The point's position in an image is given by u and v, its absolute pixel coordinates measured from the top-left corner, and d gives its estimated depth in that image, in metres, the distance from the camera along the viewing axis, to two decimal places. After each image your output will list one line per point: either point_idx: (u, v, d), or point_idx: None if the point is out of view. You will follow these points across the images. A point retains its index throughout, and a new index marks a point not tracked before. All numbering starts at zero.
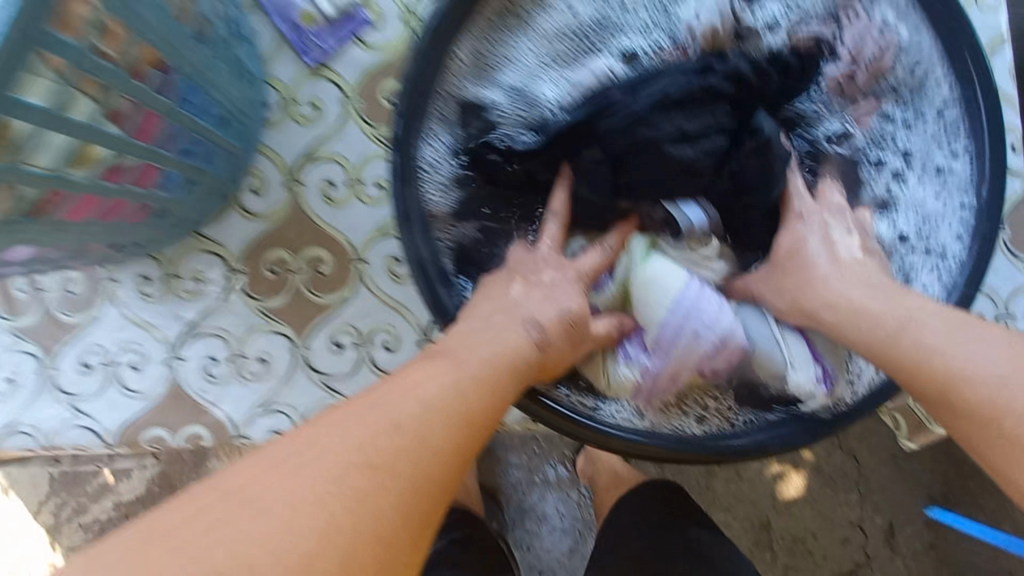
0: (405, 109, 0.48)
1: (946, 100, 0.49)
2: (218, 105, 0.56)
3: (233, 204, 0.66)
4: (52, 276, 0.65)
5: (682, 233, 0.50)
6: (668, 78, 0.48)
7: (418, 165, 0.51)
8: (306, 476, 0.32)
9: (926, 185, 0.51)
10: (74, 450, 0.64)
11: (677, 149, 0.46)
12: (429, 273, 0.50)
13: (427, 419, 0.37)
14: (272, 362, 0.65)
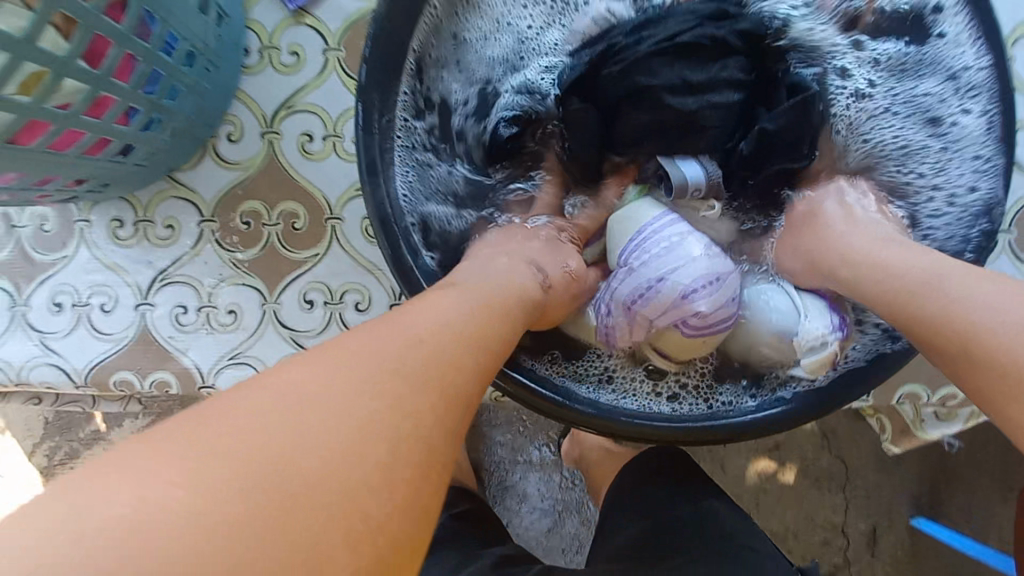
0: (371, 51, 0.45)
1: (964, 58, 0.44)
2: (181, 39, 0.49)
3: (207, 149, 0.62)
4: (25, 212, 0.63)
5: (675, 188, 0.48)
6: (675, 21, 0.47)
7: (388, 112, 0.47)
8: (329, 384, 0.27)
9: (932, 131, 0.47)
10: (44, 388, 0.64)
11: (677, 98, 0.46)
12: (393, 230, 0.46)
13: (442, 359, 0.32)
14: (241, 314, 0.63)
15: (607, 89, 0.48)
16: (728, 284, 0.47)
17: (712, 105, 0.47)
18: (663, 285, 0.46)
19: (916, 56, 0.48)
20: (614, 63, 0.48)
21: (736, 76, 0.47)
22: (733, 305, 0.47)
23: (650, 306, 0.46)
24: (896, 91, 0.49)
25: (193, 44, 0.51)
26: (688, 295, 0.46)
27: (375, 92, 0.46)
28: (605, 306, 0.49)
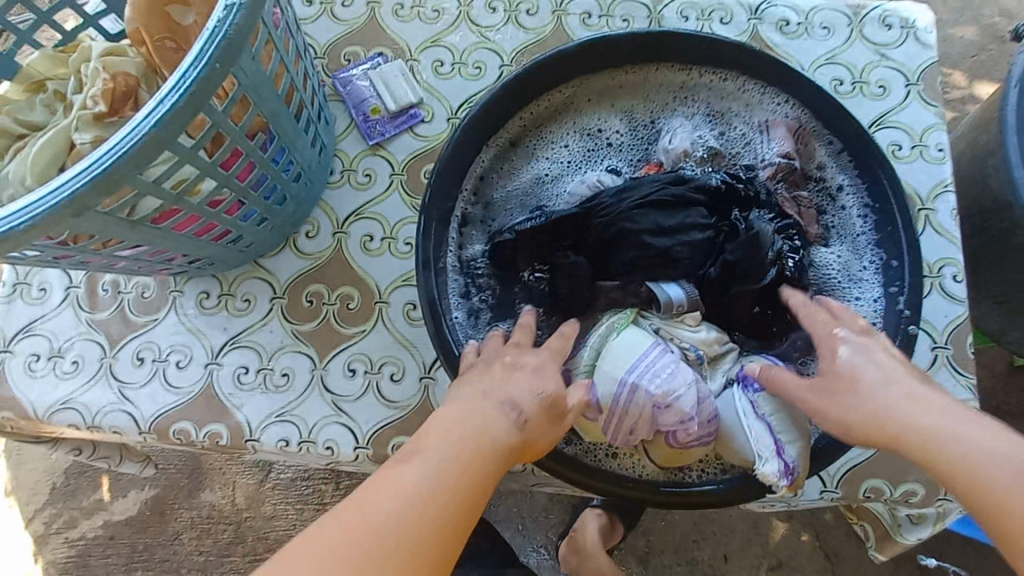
0: (434, 185, 0.63)
1: (862, 221, 0.67)
2: (294, 163, 0.66)
3: (289, 242, 0.78)
4: (133, 282, 0.78)
5: (662, 306, 0.60)
6: (647, 186, 0.64)
7: (439, 227, 0.63)
8: (352, 528, 0.38)
9: (854, 272, 0.67)
10: (111, 432, 0.73)
11: (654, 239, 0.61)
12: (436, 314, 0.60)
13: (421, 534, 0.39)
14: (293, 377, 0.74)
15: (599, 230, 0.63)
16: (710, 404, 0.58)
17: (681, 242, 0.61)
18: (667, 406, 0.56)
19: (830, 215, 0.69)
20: (602, 214, 0.63)
21: (699, 221, 0.62)
22: (711, 423, 0.58)
23: (654, 418, 0.56)
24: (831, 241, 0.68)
25: (301, 167, 0.68)
26: (687, 416, 0.56)
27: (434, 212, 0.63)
28: (614, 417, 0.56)
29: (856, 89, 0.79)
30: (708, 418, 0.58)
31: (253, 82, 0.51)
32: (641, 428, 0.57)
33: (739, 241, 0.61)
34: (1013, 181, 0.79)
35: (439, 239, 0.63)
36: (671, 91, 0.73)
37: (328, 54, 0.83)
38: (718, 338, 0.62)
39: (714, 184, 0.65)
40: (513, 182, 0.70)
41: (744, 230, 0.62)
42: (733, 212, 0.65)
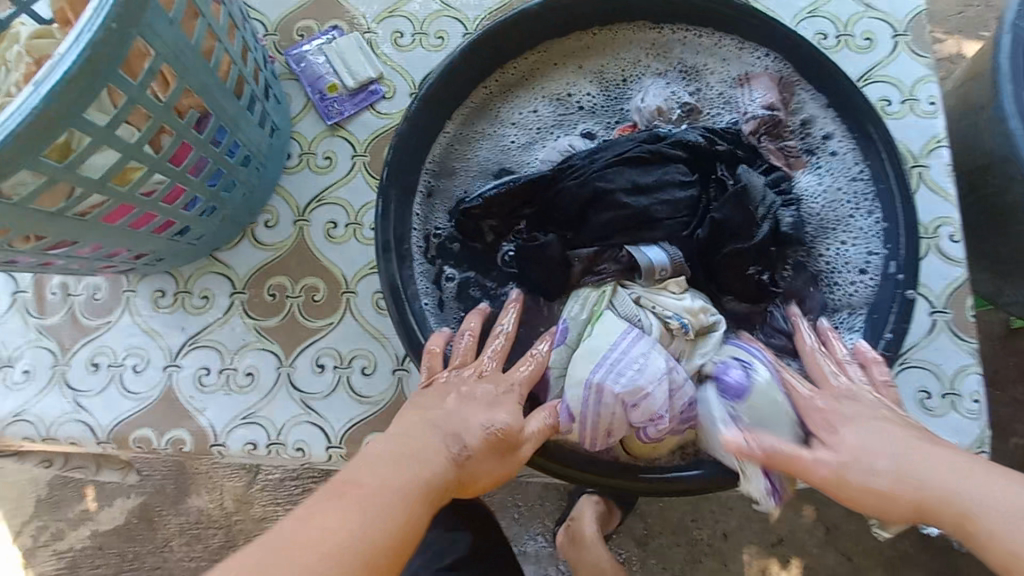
0: (392, 160, 0.58)
1: (856, 174, 0.63)
2: (241, 146, 0.62)
3: (247, 233, 0.73)
4: (83, 283, 0.73)
5: (643, 271, 0.56)
6: (622, 145, 0.60)
7: (399, 204, 0.59)
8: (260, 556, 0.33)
9: (850, 231, 0.62)
10: (67, 443, 0.69)
11: (631, 197, 0.57)
12: (400, 298, 0.56)
13: (343, 570, 0.34)
14: (258, 377, 0.69)
15: (571, 192, 0.58)
16: (686, 392, 0.53)
17: (659, 201, 0.57)
18: (638, 404, 0.51)
19: (821, 165, 0.64)
20: (574, 178, 0.59)
21: (678, 179, 0.58)
22: (690, 412, 0.53)
23: (624, 421, 0.51)
24: (823, 196, 0.64)
25: (249, 150, 0.63)
26: (657, 414, 0.51)
27: (393, 189, 0.58)
28: (584, 425, 0.52)
29: (841, 43, 0.75)
30: (684, 409, 0.53)
31: (176, 54, 0.46)
32: (616, 428, 0.52)
33: (726, 198, 0.57)
34: (1008, 134, 0.75)
35: (398, 218, 0.58)
36: (643, 48, 0.69)
37: (279, 30, 0.77)
38: (705, 307, 0.56)
39: (695, 140, 0.60)
40: (477, 150, 0.66)
41: (733, 183, 0.59)
42: (717, 166, 0.61)
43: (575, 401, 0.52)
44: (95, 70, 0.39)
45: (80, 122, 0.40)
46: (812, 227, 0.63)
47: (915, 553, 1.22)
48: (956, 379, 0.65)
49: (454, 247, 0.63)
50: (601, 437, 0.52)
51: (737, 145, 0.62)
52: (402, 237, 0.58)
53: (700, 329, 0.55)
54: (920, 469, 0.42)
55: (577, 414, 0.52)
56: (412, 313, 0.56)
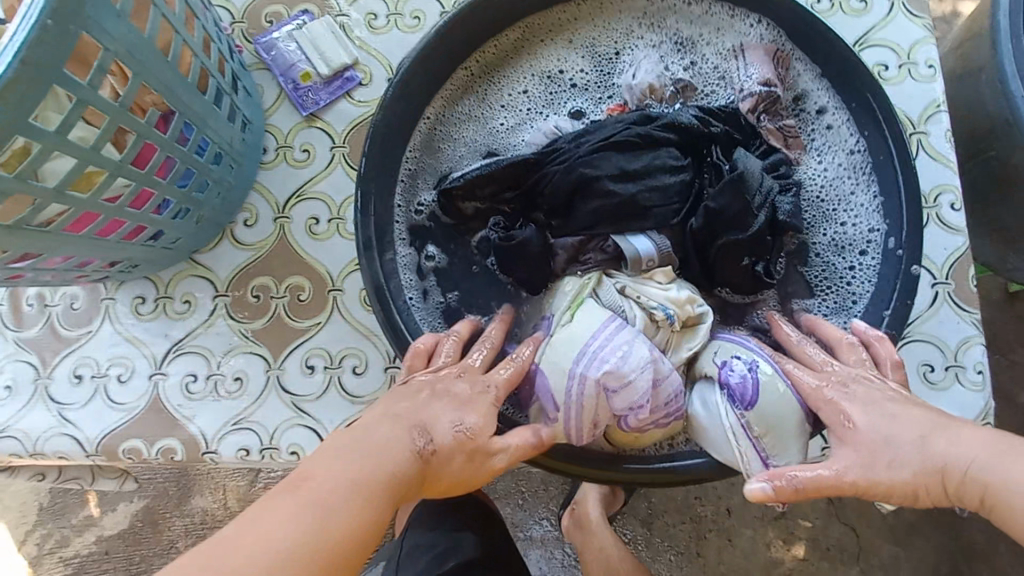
0: (369, 151, 0.56)
1: (854, 147, 0.60)
2: (210, 143, 0.59)
3: (226, 234, 0.70)
4: (59, 293, 0.70)
5: (628, 261, 0.54)
6: (610, 127, 0.57)
7: (379, 197, 0.56)
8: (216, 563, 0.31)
9: (850, 208, 0.60)
10: (56, 457, 0.67)
11: (618, 184, 0.54)
12: (384, 296, 0.54)
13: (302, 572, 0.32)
14: (247, 381, 0.68)
15: (557, 177, 0.56)
16: (671, 382, 0.50)
17: (649, 188, 0.55)
18: (618, 392, 0.48)
19: (817, 142, 0.62)
20: (558, 163, 0.56)
21: (669, 162, 0.56)
22: (676, 402, 0.50)
23: (606, 412, 0.49)
24: (821, 173, 0.62)
25: (219, 146, 0.60)
26: (637, 402, 0.48)
27: (372, 183, 0.56)
28: (569, 415, 0.49)
29: (835, 7, 0.71)
30: (669, 399, 0.50)
31: (129, 48, 0.43)
32: (600, 418, 0.49)
33: (722, 185, 0.55)
34: (1009, 94, 0.72)
35: (379, 211, 0.56)
36: (632, 20, 0.66)
37: (247, 18, 0.74)
38: (692, 298, 0.54)
39: (687, 121, 0.57)
40: (462, 135, 0.63)
41: (729, 170, 0.57)
42: (710, 150, 0.59)
43: (559, 393, 0.49)
44: (36, 70, 0.36)
45: (27, 128, 0.37)
46: (811, 207, 0.61)
47: (917, 519, 1.22)
48: (960, 351, 0.64)
49: (437, 237, 0.61)
50: (587, 431, 0.49)
51: (729, 124, 0.60)
52: (384, 231, 0.56)
53: (690, 322, 0.54)
54: (931, 447, 0.40)
55: (560, 405, 0.49)
56: (398, 310, 0.55)
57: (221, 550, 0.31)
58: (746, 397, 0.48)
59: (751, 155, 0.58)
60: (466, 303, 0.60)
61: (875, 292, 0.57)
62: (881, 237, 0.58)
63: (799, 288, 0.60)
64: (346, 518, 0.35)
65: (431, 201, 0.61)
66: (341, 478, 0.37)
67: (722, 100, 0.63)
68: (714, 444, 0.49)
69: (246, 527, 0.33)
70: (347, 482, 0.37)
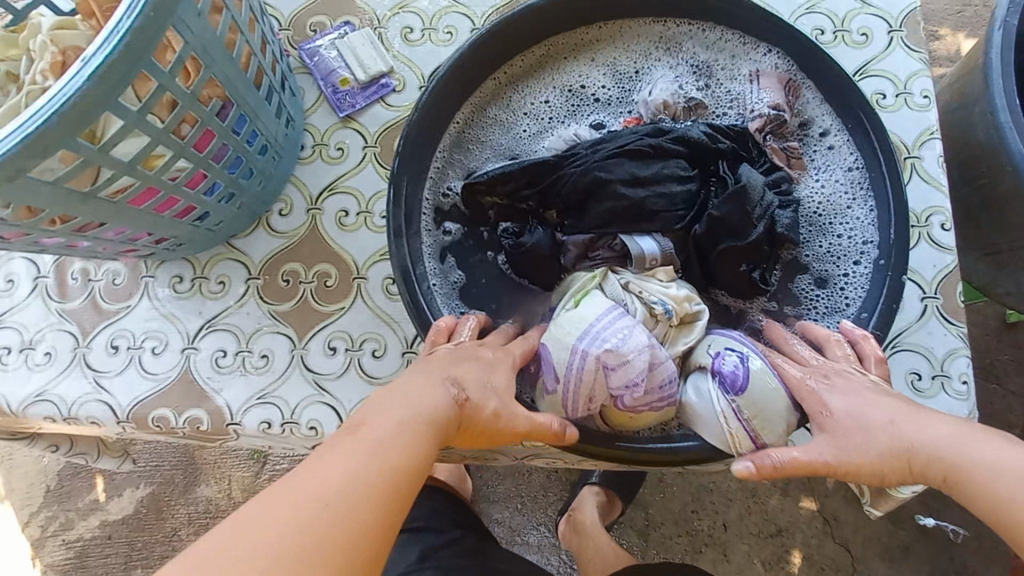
0: (403, 148, 0.61)
1: (851, 165, 0.65)
2: (258, 134, 0.64)
3: (261, 222, 0.75)
4: (102, 269, 0.75)
5: (633, 258, 0.59)
6: (625, 137, 0.62)
7: (410, 189, 0.61)
8: (306, 481, 0.36)
9: (846, 221, 0.64)
10: (88, 422, 0.71)
11: (629, 188, 0.59)
12: (410, 279, 0.58)
13: (374, 485, 0.37)
14: (273, 359, 0.72)
15: (573, 178, 0.61)
16: (667, 367, 0.54)
17: (656, 194, 0.59)
18: (616, 370, 0.52)
19: (817, 160, 0.67)
20: (577, 166, 0.61)
21: (677, 172, 0.60)
22: (669, 386, 0.54)
23: (605, 389, 0.53)
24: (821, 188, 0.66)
25: (265, 139, 0.66)
26: (633, 381, 0.52)
27: (405, 176, 0.61)
28: (569, 390, 0.53)
29: (837, 39, 0.77)
30: (664, 383, 0.54)
31: (203, 44, 0.49)
32: (598, 395, 0.53)
33: (724, 195, 0.59)
34: (999, 126, 0.77)
35: (409, 201, 0.61)
36: (650, 42, 0.71)
37: (293, 25, 0.80)
38: (690, 296, 0.58)
39: (695, 136, 0.62)
40: (488, 140, 0.69)
41: (733, 180, 0.61)
42: (720, 164, 0.63)
43: (562, 369, 0.53)
44: (129, 57, 0.42)
45: (114, 106, 0.43)
46: (809, 218, 0.65)
47: (912, 543, 1.23)
48: (947, 362, 0.68)
49: (459, 231, 0.66)
50: (586, 405, 0.54)
51: (739, 137, 0.64)
52: (412, 220, 0.61)
53: (690, 318, 0.58)
54: (901, 433, 0.45)
55: (562, 381, 0.53)
56: (422, 293, 0.59)
57: (291, 482, 0.36)
58: (738, 383, 0.51)
59: (754, 170, 0.62)
60: (482, 293, 0.65)
61: (866, 300, 0.60)
62: (874, 248, 0.62)
63: (795, 294, 0.64)
64: (394, 450, 0.40)
65: (456, 195, 0.67)
66: (385, 421, 0.42)
67: (730, 119, 0.69)
68: (707, 427, 0.53)
69: (311, 462, 0.38)
70: (393, 425, 0.42)
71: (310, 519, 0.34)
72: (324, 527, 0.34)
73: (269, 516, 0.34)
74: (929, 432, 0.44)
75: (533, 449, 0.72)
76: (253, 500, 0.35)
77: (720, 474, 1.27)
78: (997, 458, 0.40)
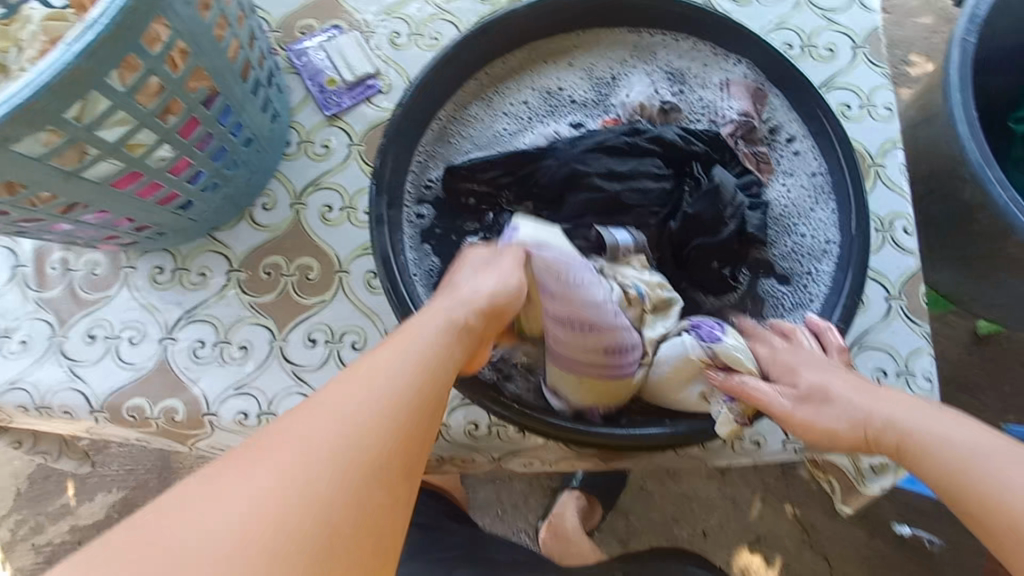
0: (386, 141, 0.63)
1: (816, 169, 0.68)
2: (244, 126, 0.66)
3: (244, 215, 0.76)
4: (83, 259, 0.76)
5: (609, 249, 0.60)
6: (602, 135, 0.65)
7: (392, 180, 0.63)
8: (293, 446, 0.37)
9: (811, 221, 0.67)
10: (61, 411, 0.71)
11: (605, 182, 0.62)
12: (390, 265, 0.60)
13: (361, 451, 0.38)
14: (252, 350, 0.72)
15: (552, 171, 0.64)
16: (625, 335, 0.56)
17: (632, 189, 0.62)
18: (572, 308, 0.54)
19: (785, 164, 0.69)
20: (557, 160, 0.64)
21: (652, 169, 0.63)
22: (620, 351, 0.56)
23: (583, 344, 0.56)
24: (788, 189, 0.69)
25: (252, 131, 0.67)
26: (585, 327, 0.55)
27: (388, 168, 0.63)
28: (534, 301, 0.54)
29: (805, 53, 0.81)
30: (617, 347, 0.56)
31: (193, 34, 0.51)
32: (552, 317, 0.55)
33: (698, 197, 0.62)
34: (957, 137, 0.81)
35: (391, 188, 0.63)
36: (627, 50, 0.74)
37: (283, 27, 0.82)
38: (663, 283, 0.60)
39: (670, 136, 0.65)
40: (471, 137, 0.71)
41: (707, 181, 0.63)
42: (692, 165, 0.65)
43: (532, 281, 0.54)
44: (119, 38, 0.43)
45: (101, 84, 0.45)
46: (777, 219, 0.68)
47: (889, 554, 1.25)
48: (911, 360, 0.70)
49: (439, 223, 0.67)
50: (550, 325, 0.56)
51: (713, 138, 0.67)
52: (394, 206, 0.63)
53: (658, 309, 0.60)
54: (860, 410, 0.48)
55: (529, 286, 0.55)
56: (402, 280, 0.60)
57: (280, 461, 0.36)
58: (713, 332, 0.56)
59: (726, 171, 0.65)
60: None
61: (829, 295, 0.63)
62: (835, 249, 0.65)
63: (763, 289, 0.66)
64: (386, 406, 0.41)
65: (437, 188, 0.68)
66: (382, 386, 0.41)
67: (704, 123, 0.71)
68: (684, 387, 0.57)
69: (301, 435, 0.38)
70: (392, 390, 0.41)
71: (292, 487, 0.35)
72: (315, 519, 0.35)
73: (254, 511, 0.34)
74: (886, 408, 0.47)
75: (509, 444, 0.72)
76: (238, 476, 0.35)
77: (699, 482, 1.28)
78: (950, 434, 0.43)
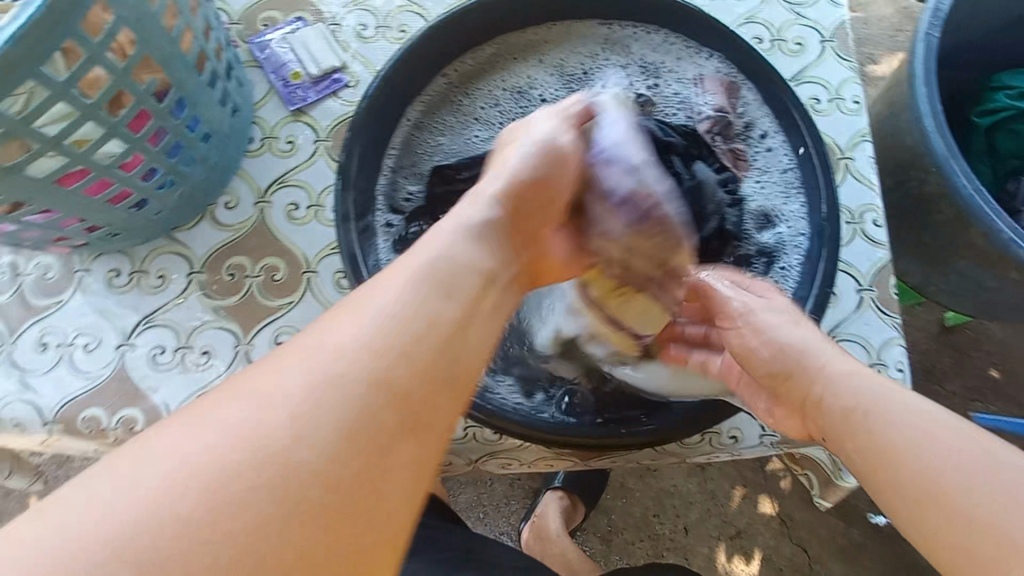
0: (352, 136, 0.61)
1: (787, 163, 0.68)
2: (201, 122, 0.63)
3: (206, 214, 0.73)
4: (33, 262, 0.72)
5: None
6: None
7: (358, 176, 0.61)
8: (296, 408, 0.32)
9: (783, 215, 0.67)
10: (11, 424, 0.67)
11: None
12: (356, 265, 0.58)
13: (375, 438, 0.32)
14: (215, 355, 0.69)
15: None
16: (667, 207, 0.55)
17: None
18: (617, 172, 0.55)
19: (758, 159, 0.69)
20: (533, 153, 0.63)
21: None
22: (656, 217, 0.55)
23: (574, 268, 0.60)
24: (761, 184, 0.68)
25: (209, 126, 0.65)
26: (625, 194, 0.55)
27: (353, 164, 0.61)
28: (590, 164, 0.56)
29: (775, 47, 0.81)
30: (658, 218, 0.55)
31: (139, 22, 0.48)
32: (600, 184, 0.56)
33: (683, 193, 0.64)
34: (924, 130, 0.82)
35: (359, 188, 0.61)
36: (598, 43, 0.73)
37: (243, 20, 0.79)
38: None
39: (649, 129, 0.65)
40: (444, 133, 0.69)
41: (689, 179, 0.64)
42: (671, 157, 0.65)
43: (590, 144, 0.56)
44: (52, 24, 0.41)
45: (35, 74, 0.42)
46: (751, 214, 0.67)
47: (864, 542, 1.27)
48: (882, 351, 0.70)
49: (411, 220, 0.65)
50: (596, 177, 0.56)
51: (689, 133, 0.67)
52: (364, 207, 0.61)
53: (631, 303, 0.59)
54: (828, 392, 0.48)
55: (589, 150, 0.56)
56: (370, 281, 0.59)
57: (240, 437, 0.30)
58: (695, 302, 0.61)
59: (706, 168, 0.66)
60: None
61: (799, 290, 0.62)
62: (805, 245, 0.65)
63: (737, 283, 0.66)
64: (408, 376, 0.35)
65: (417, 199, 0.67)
66: (383, 346, 0.35)
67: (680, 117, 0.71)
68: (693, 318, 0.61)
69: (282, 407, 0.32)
70: (395, 358, 0.35)
71: (288, 463, 0.30)
72: (298, 521, 0.29)
73: (211, 514, 0.28)
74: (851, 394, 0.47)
75: (485, 446, 0.70)
76: (200, 459, 0.29)
77: (679, 477, 1.29)
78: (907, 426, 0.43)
